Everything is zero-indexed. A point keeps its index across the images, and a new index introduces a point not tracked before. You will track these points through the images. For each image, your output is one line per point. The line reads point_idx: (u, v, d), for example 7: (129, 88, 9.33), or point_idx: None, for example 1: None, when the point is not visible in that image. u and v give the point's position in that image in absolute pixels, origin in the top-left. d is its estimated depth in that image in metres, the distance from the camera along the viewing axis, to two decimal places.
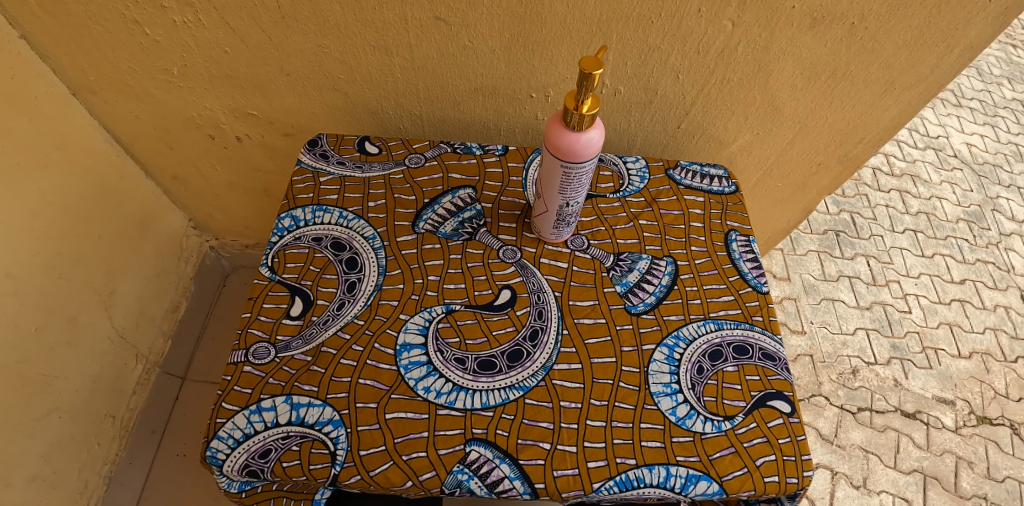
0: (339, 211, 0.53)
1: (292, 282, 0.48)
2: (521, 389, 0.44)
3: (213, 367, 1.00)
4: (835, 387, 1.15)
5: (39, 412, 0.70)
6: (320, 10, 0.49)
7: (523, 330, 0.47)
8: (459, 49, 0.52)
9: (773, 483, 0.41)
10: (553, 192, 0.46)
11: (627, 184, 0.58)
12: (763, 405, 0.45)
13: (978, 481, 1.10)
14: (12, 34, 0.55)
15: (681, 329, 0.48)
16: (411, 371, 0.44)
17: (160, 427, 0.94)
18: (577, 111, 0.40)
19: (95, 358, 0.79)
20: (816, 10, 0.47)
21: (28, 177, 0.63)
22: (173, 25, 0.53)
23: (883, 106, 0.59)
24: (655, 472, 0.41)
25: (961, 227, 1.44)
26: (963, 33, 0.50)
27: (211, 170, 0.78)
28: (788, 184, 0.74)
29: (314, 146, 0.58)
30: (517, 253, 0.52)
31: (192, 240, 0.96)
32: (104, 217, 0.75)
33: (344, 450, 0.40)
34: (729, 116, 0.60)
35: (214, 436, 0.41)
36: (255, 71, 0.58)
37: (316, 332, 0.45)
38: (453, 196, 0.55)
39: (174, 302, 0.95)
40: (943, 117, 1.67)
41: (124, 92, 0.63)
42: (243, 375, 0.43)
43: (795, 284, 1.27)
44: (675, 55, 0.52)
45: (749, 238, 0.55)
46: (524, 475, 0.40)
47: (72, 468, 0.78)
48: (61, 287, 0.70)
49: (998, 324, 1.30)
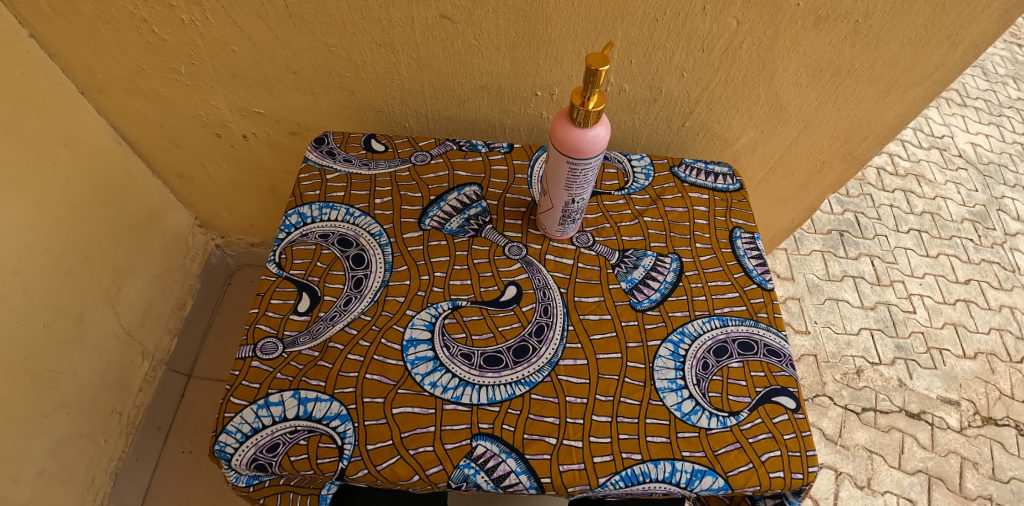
0: (346, 208, 0.53)
1: (299, 278, 0.48)
2: (527, 384, 0.44)
3: (218, 365, 1.00)
4: (839, 387, 1.15)
5: (47, 408, 0.71)
6: (327, 9, 0.49)
7: (528, 326, 0.47)
8: (464, 47, 0.52)
9: (778, 478, 0.42)
10: (559, 188, 0.46)
11: (632, 181, 0.58)
12: (768, 401, 0.45)
13: (983, 482, 1.10)
14: (21, 33, 0.56)
15: (686, 326, 0.48)
16: (418, 366, 0.44)
17: (166, 425, 0.94)
18: (582, 107, 0.40)
19: (102, 356, 0.79)
20: (820, 7, 0.47)
21: (37, 174, 0.63)
22: (181, 24, 0.53)
23: (887, 103, 0.59)
24: (661, 467, 0.41)
25: (966, 227, 1.44)
26: (968, 30, 0.50)
27: (216, 169, 0.79)
28: (792, 183, 0.74)
29: (320, 144, 0.58)
30: (523, 250, 0.52)
31: (198, 239, 0.96)
32: (111, 214, 0.76)
33: (352, 445, 0.41)
34: (733, 115, 0.60)
35: (222, 431, 0.41)
36: (261, 69, 0.58)
37: (323, 327, 0.46)
38: (458, 193, 0.55)
39: (180, 300, 0.95)
40: (948, 117, 1.67)
41: (132, 90, 0.64)
42: (251, 370, 0.44)
43: (799, 284, 1.27)
44: (679, 53, 0.52)
45: (754, 236, 0.55)
46: (529, 470, 0.40)
47: (79, 465, 0.79)
48: (69, 284, 0.71)
49: (1003, 324, 1.30)
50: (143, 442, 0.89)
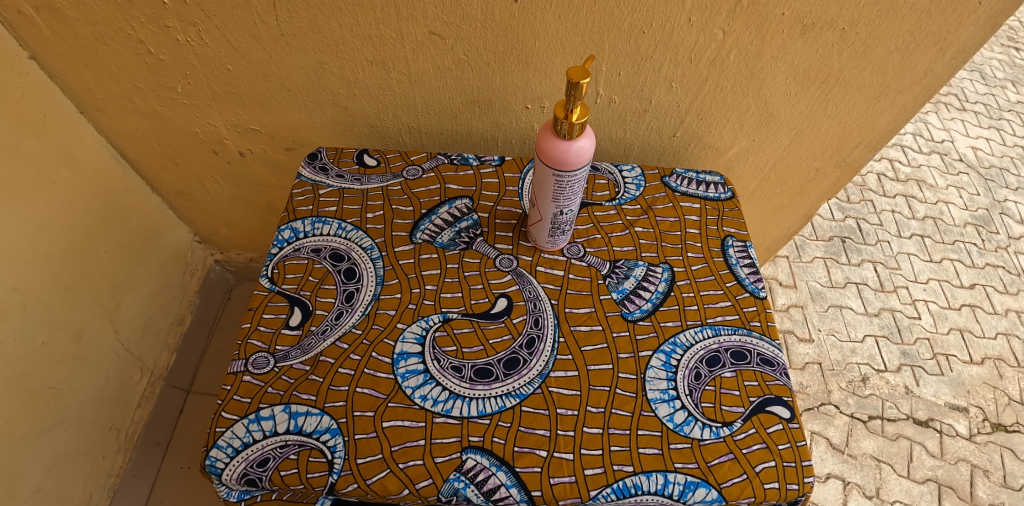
0: (338, 223, 0.53)
1: (291, 293, 0.49)
2: (517, 396, 0.44)
3: (216, 380, 1.01)
4: (845, 395, 1.14)
5: (46, 424, 0.71)
6: (318, 27, 0.50)
7: (519, 338, 0.47)
8: (454, 63, 0.53)
9: (773, 489, 0.41)
10: (547, 200, 0.46)
11: (623, 192, 0.59)
12: (762, 411, 0.44)
13: (994, 489, 1.08)
14: (21, 55, 0.57)
15: (678, 336, 0.48)
16: (408, 380, 0.44)
17: (165, 440, 0.94)
18: (567, 120, 0.40)
19: (100, 373, 0.80)
20: (806, 16, 0.48)
21: (36, 193, 0.64)
22: (176, 45, 0.54)
23: (878, 109, 0.59)
24: (653, 479, 0.41)
25: (969, 231, 1.43)
26: (956, 35, 0.50)
27: (215, 185, 0.80)
28: (787, 190, 0.74)
29: (313, 160, 0.59)
30: (514, 262, 0.52)
31: (197, 253, 0.97)
32: (111, 232, 0.76)
33: (341, 459, 0.41)
34: (724, 124, 0.60)
35: (213, 445, 0.41)
36: (256, 87, 0.59)
37: (314, 342, 0.46)
38: (450, 206, 0.56)
39: (180, 316, 0.96)
40: (947, 121, 1.66)
41: (130, 109, 0.65)
42: (243, 385, 0.44)
43: (801, 291, 1.26)
44: (667, 64, 0.52)
45: (746, 244, 0.55)
46: (520, 483, 0.40)
47: (76, 481, 0.79)
48: (68, 301, 0.72)
49: (1009, 330, 1.28)
50: (141, 458, 0.90)
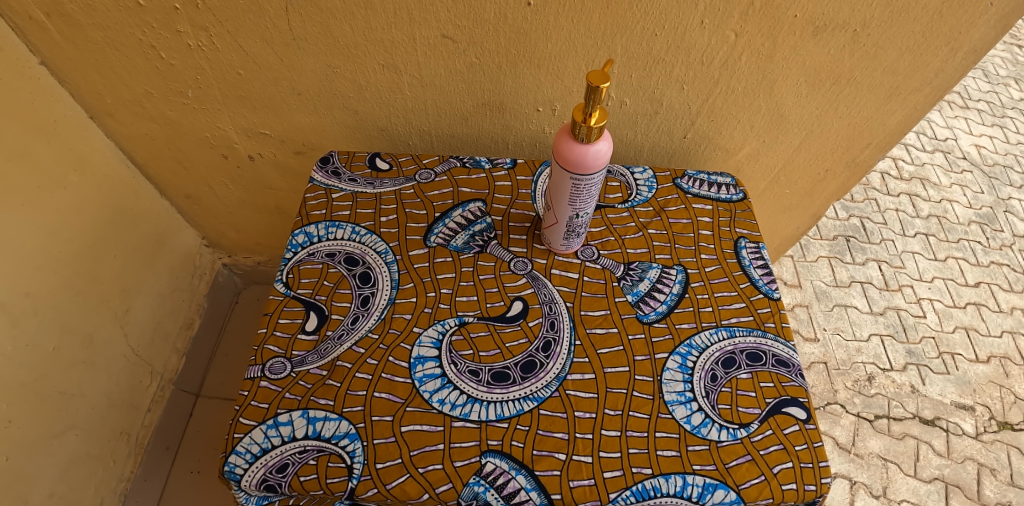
0: (351, 227, 0.54)
1: (306, 298, 0.49)
2: (535, 399, 0.44)
3: (225, 383, 1.01)
4: (851, 395, 1.14)
5: (57, 429, 0.71)
6: (330, 31, 0.50)
7: (535, 341, 0.47)
8: (466, 66, 0.53)
9: (791, 490, 0.41)
10: (563, 203, 0.46)
11: (635, 194, 0.59)
12: (779, 412, 0.44)
13: (1001, 488, 1.08)
14: (32, 60, 0.57)
15: (693, 338, 0.48)
16: (426, 384, 0.44)
17: (174, 445, 0.94)
18: (585, 123, 0.40)
19: (111, 376, 0.80)
20: (818, 18, 0.48)
21: (47, 198, 0.64)
22: (187, 50, 0.54)
23: (888, 110, 0.59)
24: (672, 481, 0.41)
25: (974, 229, 1.43)
26: (967, 36, 0.50)
27: (223, 188, 0.79)
28: (796, 191, 0.74)
29: (325, 164, 0.59)
30: (528, 265, 0.52)
31: (204, 257, 0.97)
32: (120, 237, 0.77)
33: (361, 464, 0.41)
34: (735, 125, 0.60)
35: (232, 452, 0.41)
36: (266, 91, 0.59)
37: (331, 347, 0.46)
38: (463, 209, 0.56)
39: (188, 319, 0.96)
40: (950, 120, 1.66)
41: (140, 114, 0.65)
42: (260, 390, 0.44)
43: (806, 290, 1.26)
44: (679, 66, 0.52)
45: (759, 245, 0.55)
46: (540, 486, 0.40)
47: (87, 486, 0.79)
48: (78, 306, 0.72)
49: (1015, 328, 1.28)
50: (152, 462, 0.90)
